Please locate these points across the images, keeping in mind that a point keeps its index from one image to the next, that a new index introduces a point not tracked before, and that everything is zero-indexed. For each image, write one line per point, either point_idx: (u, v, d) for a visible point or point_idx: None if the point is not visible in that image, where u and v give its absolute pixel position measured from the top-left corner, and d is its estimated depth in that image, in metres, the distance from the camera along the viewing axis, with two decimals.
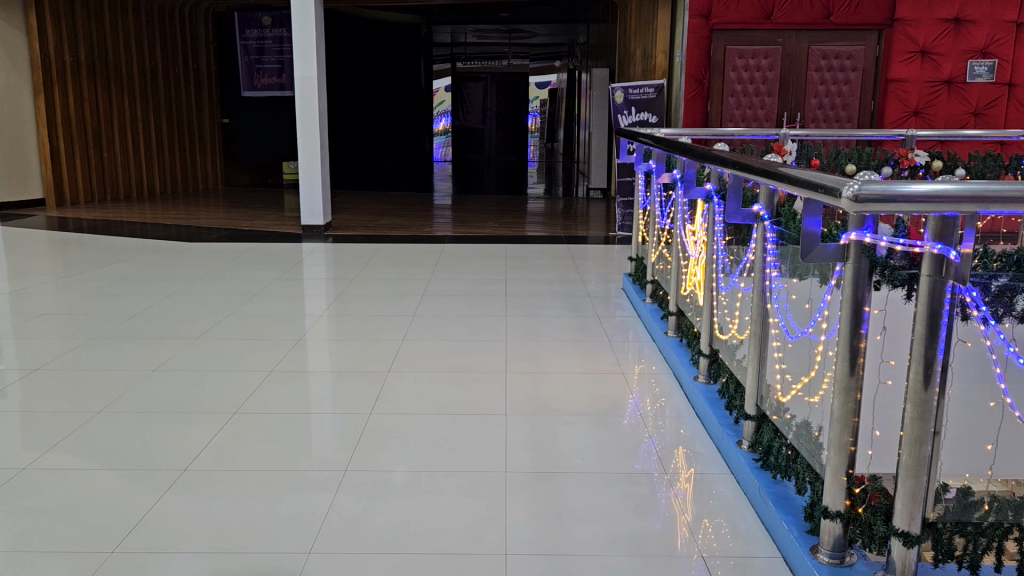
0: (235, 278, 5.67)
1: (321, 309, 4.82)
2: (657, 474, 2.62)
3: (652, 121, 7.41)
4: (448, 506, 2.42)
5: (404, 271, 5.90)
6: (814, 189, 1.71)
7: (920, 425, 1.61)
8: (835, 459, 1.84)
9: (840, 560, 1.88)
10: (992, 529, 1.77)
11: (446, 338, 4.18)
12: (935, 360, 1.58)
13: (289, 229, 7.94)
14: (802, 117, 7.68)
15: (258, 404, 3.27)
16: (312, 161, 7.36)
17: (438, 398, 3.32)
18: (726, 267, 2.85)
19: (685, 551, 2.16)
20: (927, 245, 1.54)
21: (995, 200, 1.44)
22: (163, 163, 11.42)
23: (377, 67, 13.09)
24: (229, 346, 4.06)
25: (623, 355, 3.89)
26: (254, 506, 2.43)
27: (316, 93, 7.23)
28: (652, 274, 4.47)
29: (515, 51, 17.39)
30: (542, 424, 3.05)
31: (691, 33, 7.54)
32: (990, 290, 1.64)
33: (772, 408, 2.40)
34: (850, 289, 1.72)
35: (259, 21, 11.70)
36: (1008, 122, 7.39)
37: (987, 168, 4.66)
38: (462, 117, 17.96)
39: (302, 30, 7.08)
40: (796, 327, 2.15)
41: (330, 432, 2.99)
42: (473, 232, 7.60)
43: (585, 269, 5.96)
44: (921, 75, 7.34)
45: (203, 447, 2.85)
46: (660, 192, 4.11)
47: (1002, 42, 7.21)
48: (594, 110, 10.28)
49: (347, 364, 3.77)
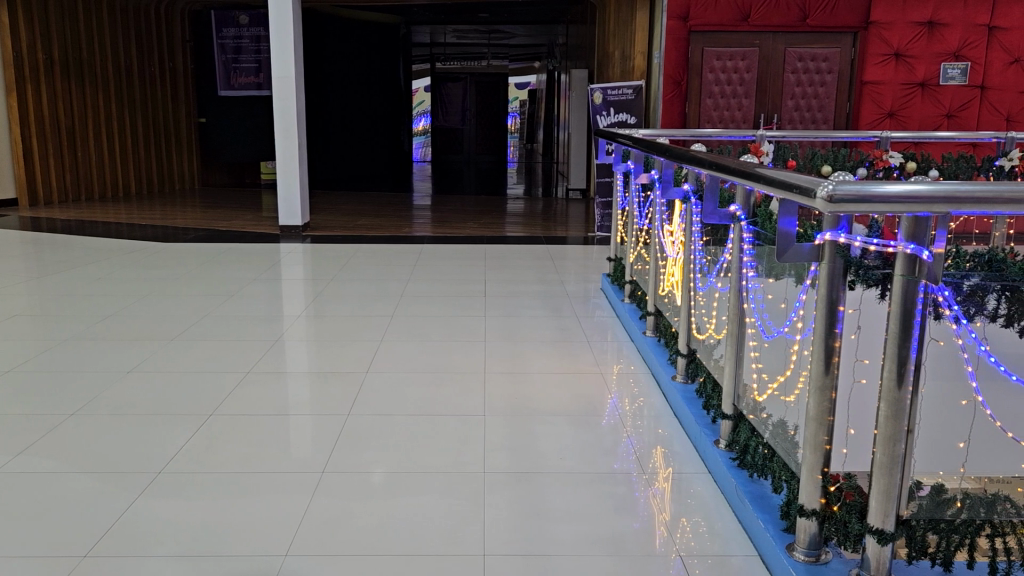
0: (212, 279, 5.63)
1: (299, 309, 4.79)
2: (635, 474, 2.63)
3: (630, 123, 7.42)
4: (427, 507, 2.41)
5: (383, 272, 5.87)
6: (790, 189, 1.72)
7: (894, 423, 1.63)
8: (809, 458, 1.85)
9: (815, 557, 1.89)
10: (965, 526, 1.77)
11: (425, 338, 4.17)
12: (908, 359, 1.60)
13: (267, 229, 7.88)
14: (779, 118, 7.72)
15: (235, 406, 3.24)
16: (290, 162, 7.31)
17: (417, 399, 3.31)
18: (702, 267, 2.86)
19: (663, 550, 2.17)
20: (900, 245, 1.54)
21: (967, 200, 1.46)
22: (139, 162, 11.31)
23: (356, 67, 13.03)
24: (204, 347, 4.03)
25: (601, 355, 3.90)
26: (230, 509, 2.41)
27: (294, 94, 7.18)
28: (630, 275, 4.49)
29: (494, 51, 17.38)
30: (521, 424, 3.05)
31: (669, 35, 7.58)
32: (961, 290, 1.64)
33: (748, 407, 2.41)
34: (825, 289, 1.72)
35: (236, 19, 11.56)
36: (980, 124, 7.52)
37: (960, 169, 4.73)
38: (442, 117, 17.90)
39: (279, 29, 7.03)
40: (772, 327, 2.17)
41: (308, 433, 2.97)
42: (452, 232, 7.60)
43: (564, 269, 5.97)
44: (896, 77, 7.43)
45: (178, 450, 2.82)
46: (638, 192, 4.12)
47: (974, 45, 7.33)
48: (572, 111, 10.31)
49: (326, 365, 3.75)
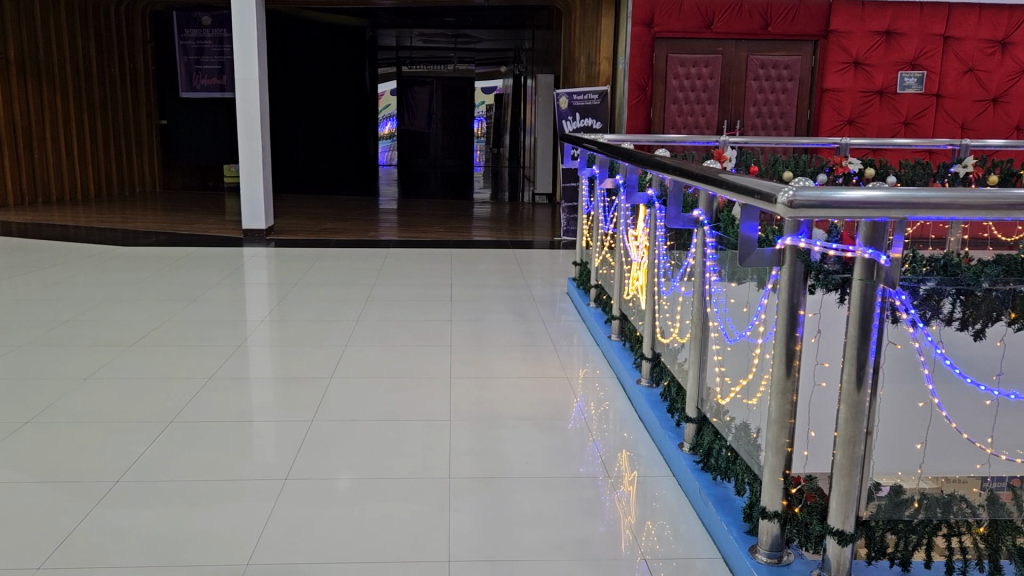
0: (174, 283, 5.54)
1: (263, 314, 4.73)
2: (601, 477, 2.64)
3: (596, 127, 7.47)
4: (391, 513, 2.39)
5: (348, 276, 5.83)
6: (750, 196, 1.75)
7: (854, 425, 1.65)
8: (772, 460, 1.87)
9: (777, 559, 1.91)
10: (922, 526, 1.81)
11: (391, 343, 4.15)
12: (867, 362, 1.63)
13: (230, 232, 7.78)
14: (742, 125, 7.83)
15: (197, 412, 3.19)
16: (253, 165, 7.22)
17: (382, 404, 3.29)
18: (667, 271, 2.88)
19: (629, 553, 2.18)
20: (859, 249, 1.58)
21: (924, 206, 1.50)
22: (98, 164, 11.10)
23: (320, 70, 12.93)
24: (165, 353, 3.96)
25: (567, 359, 3.90)
26: (190, 518, 2.36)
27: (258, 95, 7.10)
28: (596, 279, 4.50)
29: (460, 55, 17.37)
30: (488, 429, 3.04)
31: (634, 41, 7.62)
32: (918, 294, 1.68)
33: (711, 410, 2.43)
34: (785, 293, 1.75)
35: (198, 21, 11.42)
36: (936, 132, 7.68)
37: (917, 175, 4.82)
38: (408, 120, 17.80)
39: (242, 30, 6.96)
40: (735, 330, 2.19)
41: (271, 439, 2.93)
42: (419, 236, 7.57)
43: (530, 274, 5.98)
44: (855, 85, 7.58)
45: (138, 457, 2.77)
46: (603, 197, 4.14)
47: (931, 54, 7.49)
48: (538, 115, 10.35)
49: (290, 370, 3.71)
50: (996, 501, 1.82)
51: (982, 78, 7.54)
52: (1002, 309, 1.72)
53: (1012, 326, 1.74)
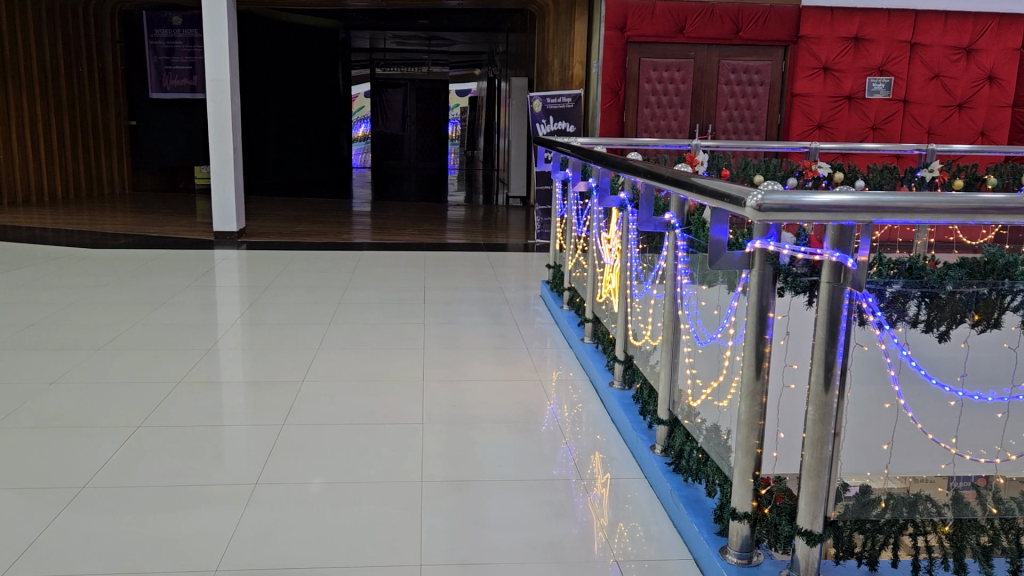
0: (143, 286, 5.47)
1: (234, 317, 4.69)
2: (574, 480, 2.64)
3: (569, 131, 7.50)
4: (364, 517, 2.38)
5: (321, 279, 5.79)
6: (721, 199, 1.77)
7: (822, 426, 1.67)
8: (742, 461, 1.88)
9: (747, 559, 1.92)
10: (889, 526, 1.82)
11: (363, 347, 4.12)
12: (834, 364, 1.65)
13: (201, 234, 7.69)
14: (713, 128, 7.89)
15: (166, 416, 3.15)
16: (224, 166, 7.14)
17: (354, 408, 3.26)
18: (639, 273, 2.90)
19: (602, 555, 2.18)
20: (826, 253, 1.60)
21: (889, 209, 1.52)
22: (66, 164, 10.91)
23: (293, 71, 12.83)
24: (133, 357, 3.90)
25: (540, 362, 3.91)
26: (158, 524, 2.33)
27: (229, 96, 7.03)
28: (569, 282, 4.51)
29: (434, 58, 17.36)
30: (460, 432, 3.03)
31: (607, 45, 7.62)
32: (884, 296, 1.69)
33: (683, 412, 2.44)
34: (755, 295, 1.75)
35: (168, 20, 11.42)
36: (904, 137, 7.80)
37: (885, 180, 4.89)
38: (381, 122, 17.72)
39: (214, 30, 6.90)
40: (706, 332, 2.21)
41: (242, 443, 2.90)
42: (391, 239, 7.54)
43: (504, 277, 5.98)
44: (824, 90, 7.67)
45: (104, 463, 2.72)
46: (577, 200, 4.16)
47: (898, 60, 7.61)
48: (512, 118, 10.38)
49: (261, 374, 3.67)
50: (960, 500, 1.84)
51: (948, 84, 7.68)
52: (966, 311, 1.74)
53: (976, 327, 1.77)
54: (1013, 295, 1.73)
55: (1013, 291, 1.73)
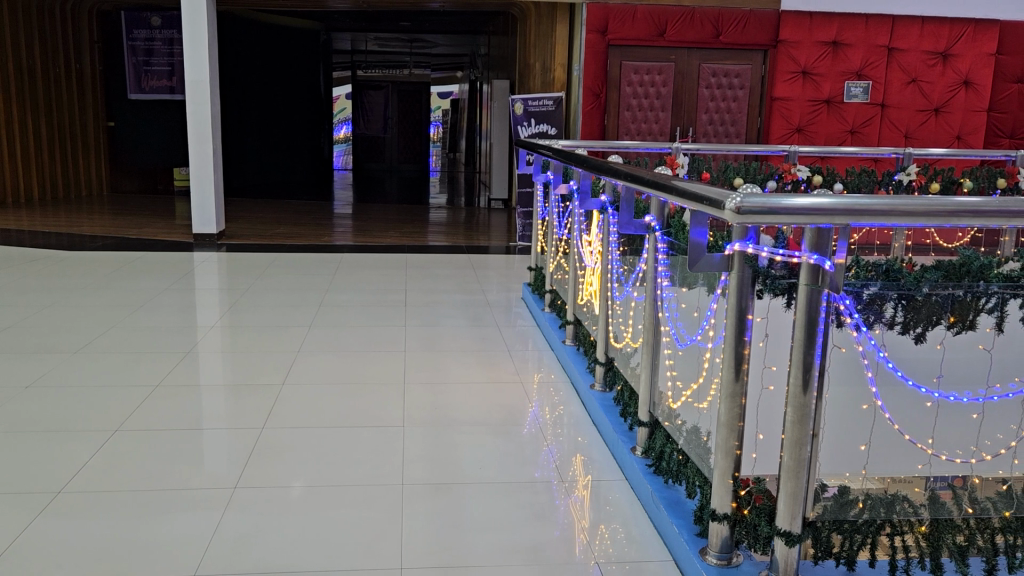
0: (121, 289, 5.41)
1: (213, 320, 4.65)
2: (555, 482, 2.64)
3: (551, 133, 7.51)
4: (345, 521, 2.37)
5: (302, 281, 5.76)
6: (700, 201, 1.78)
7: (800, 427, 1.69)
8: (722, 463, 1.90)
9: (727, 560, 1.93)
10: (867, 526, 1.83)
11: (344, 349, 4.10)
12: (812, 365, 1.66)
13: (180, 237, 7.63)
14: (694, 132, 7.94)
15: (144, 420, 3.12)
16: (204, 168, 7.09)
17: (334, 411, 3.25)
18: (620, 276, 2.91)
19: (582, 557, 2.19)
20: (804, 255, 1.61)
21: (867, 213, 1.54)
22: (43, 166, 10.77)
23: (273, 73, 12.76)
24: (110, 360, 3.86)
25: (522, 364, 3.91)
26: (135, 528, 2.30)
27: (208, 98, 6.98)
28: (551, 284, 4.52)
29: (416, 60, 17.34)
30: (441, 435, 3.02)
31: (588, 48, 7.63)
32: (861, 299, 1.71)
33: (664, 414, 2.45)
34: (735, 296, 1.78)
35: (147, 21, 11.39)
36: (881, 141, 7.89)
37: (862, 183, 4.94)
38: (363, 124, 17.66)
39: (193, 31, 6.85)
40: (686, 334, 2.22)
41: (222, 447, 2.88)
42: (372, 241, 7.51)
43: (486, 279, 5.98)
44: (803, 94, 7.73)
45: (81, 467, 2.69)
46: (558, 202, 4.16)
47: (875, 65, 7.69)
48: (494, 120, 10.38)
49: (242, 377, 3.64)
50: (937, 500, 1.86)
51: (924, 88, 7.77)
52: (942, 313, 1.75)
53: (952, 328, 1.76)
54: (988, 297, 1.75)
55: (987, 293, 1.74)
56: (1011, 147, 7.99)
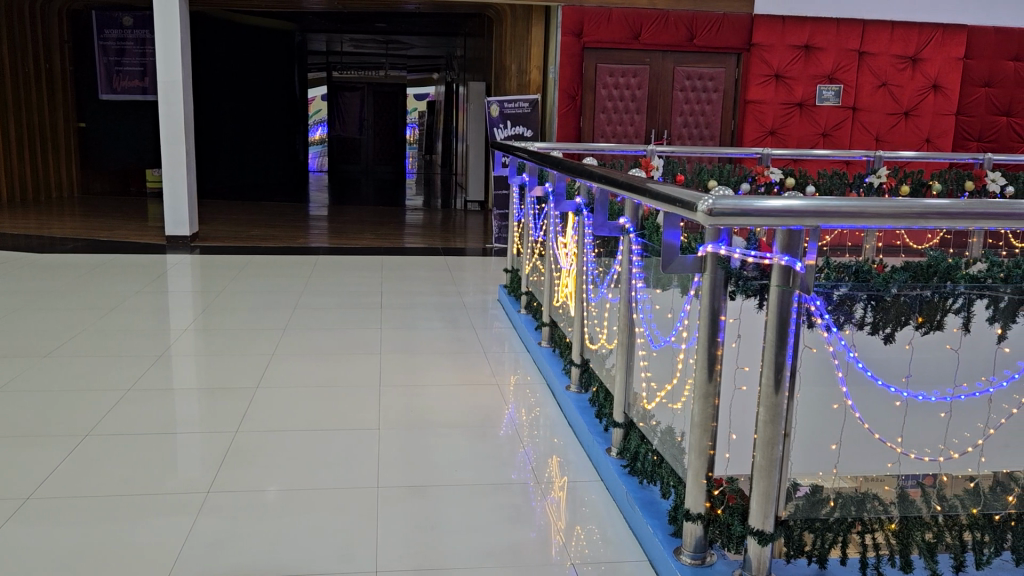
0: (92, 291, 5.34)
1: (186, 323, 4.60)
2: (532, 483, 2.65)
3: (526, 135, 7.52)
4: (321, 525, 2.35)
5: (277, 284, 5.72)
6: (673, 204, 1.79)
7: (773, 427, 1.71)
8: (695, 463, 1.92)
9: (701, 560, 1.95)
10: (838, 524, 1.87)
11: (319, 352, 4.08)
12: (784, 365, 1.68)
13: (152, 239, 7.54)
14: (669, 134, 7.98)
15: (115, 424, 3.08)
16: (177, 169, 7.01)
17: (309, 413, 3.23)
18: (595, 277, 2.92)
19: (559, 558, 2.19)
20: (775, 257, 1.62)
21: (836, 215, 1.56)
22: (11, 167, 10.59)
23: (248, 73, 12.66)
24: (81, 364, 3.80)
25: (499, 366, 3.91)
26: (104, 534, 2.27)
27: (181, 98, 6.91)
28: (526, 286, 4.53)
29: (392, 62, 17.29)
30: (415, 437, 3.01)
31: (563, 50, 7.66)
32: (832, 299, 1.73)
33: (638, 414, 2.47)
34: (707, 298, 1.80)
35: (119, 21, 11.19)
36: (853, 144, 7.99)
37: (834, 185, 5.00)
38: (338, 125, 17.58)
39: (165, 31, 6.77)
40: (660, 336, 2.23)
41: (195, 452, 2.85)
42: (348, 243, 7.47)
43: (462, 281, 5.97)
44: (776, 97, 7.81)
45: (50, 472, 2.65)
46: (533, 205, 4.17)
47: (847, 69, 7.79)
48: (470, 123, 10.38)
49: (216, 380, 3.61)
50: (906, 498, 1.90)
51: (895, 92, 7.88)
52: (910, 313, 1.77)
53: (921, 328, 1.78)
54: (955, 298, 1.76)
55: (956, 293, 1.76)
56: (978, 150, 8.13)
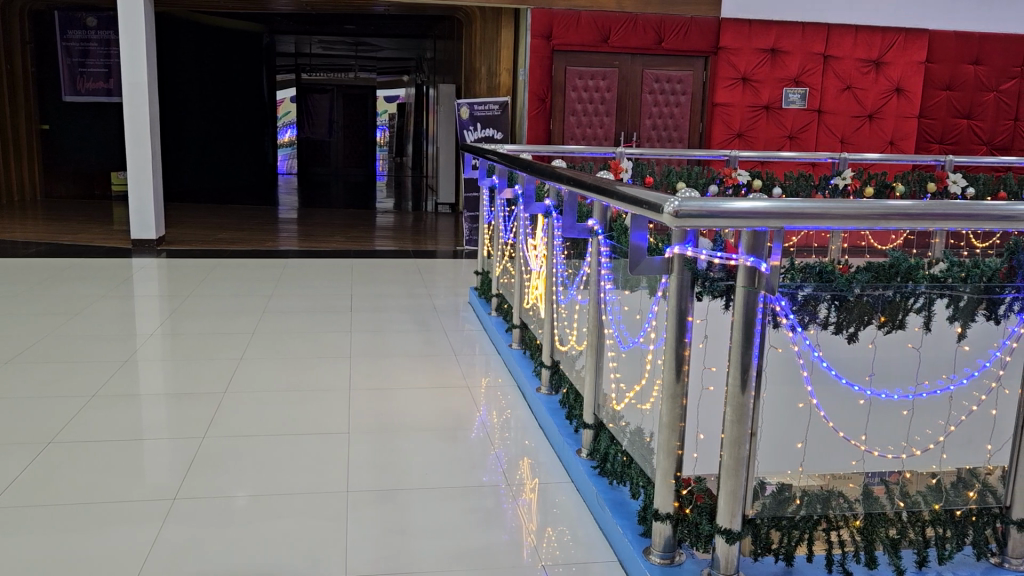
0: (56, 296, 5.25)
1: (152, 328, 4.54)
2: (503, 485, 2.65)
3: (496, 138, 7.53)
4: (290, 530, 2.33)
5: (246, 287, 5.66)
6: (640, 205, 1.80)
7: (739, 426, 1.72)
8: (664, 464, 1.92)
9: (670, 559, 1.96)
10: (804, 522, 1.89)
11: (289, 356, 4.05)
12: (750, 366, 1.70)
13: (118, 242, 7.42)
14: (638, 136, 8.05)
15: (80, 431, 3.03)
16: (142, 172, 6.92)
17: (278, 419, 3.20)
18: (564, 279, 2.93)
19: (530, 560, 2.19)
20: (741, 258, 1.65)
21: (800, 216, 1.57)
22: None
23: (215, 75, 12.52)
24: (43, 370, 3.73)
25: (469, 369, 3.91)
26: (67, 543, 2.23)
27: (146, 101, 6.82)
28: (497, 288, 4.53)
29: (362, 64, 17.22)
30: (385, 441, 3.00)
31: (533, 52, 7.67)
32: (796, 300, 1.75)
33: (608, 416, 2.48)
34: (674, 300, 1.80)
35: (82, 21, 11.16)
36: (818, 146, 8.11)
37: (800, 187, 5.07)
38: (308, 127, 17.46)
39: (129, 32, 6.68)
40: (629, 337, 2.24)
41: (162, 458, 2.81)
42: (318, 247, 7.42)
43: (433, 283, 5.96)
44: (743, 100, 7.90)
45: (12, 480, 2.60)
46: (503, 206, 4.17)
47: (812, 72, 7.90)
48: (441, 125, 10.36)
49: (183, 386, 3.57)
50: (871, 495, 1.93)
51: (859, 95, 8.01)
52: (873, 313, 1.80)
53: (882, 328, 1.81)
54: (916, 297, 1.79)
55: (917, 293, 1.79)
56: (940, 152, 8.27)
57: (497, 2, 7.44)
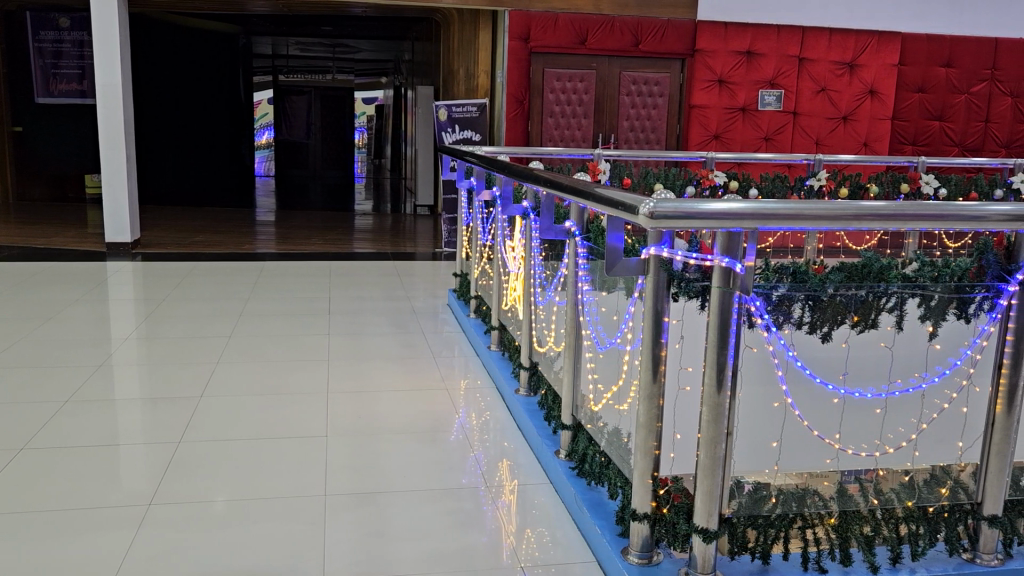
0: (30, 301, 5.18)
1: (127, 332, 4.49)
2: (482, 487, 2.65)
3: (474, 139, 7.53)
4: (268, 533, 2.32)
5: (223, 290, 5.62)
6: (616, 207, 1.81)
7: (715, 426, 1.73)
8: (641, 464, 1.93)
9: (647, 559, 1.97)
10: (780, 520, 1.92)
11: (266, 359, 4.02)
12: (726, 365, 1.71)
13: (92, 246, 7.35)
14: (616, 138, 8.08)
15: (52, 437, 2.98)
16: (116, 174, 6.84)
17: (256, 423, 3.17)
18: (542, 281, 2.94)
19: (509, 562, 2.19)
20: (716, 258, 1.66)
21: (774, 217, 1.58)
22: None
23: (190, 76, 12.41)
24: (15, 376, 3.67)
25: (448, 371, 3.90)
26: (42, 550, 2.20)
27: (121, 102, 6.75)
28: (476, 290, 4.52)
29: (339, 66, 17.14)
30: (364, 444, 2.99)
31: (510, 54, 7.68)
32: (771, 300, 1.77)
33: (586, 416, 2.49)
34: (650, 301, 1.81)
35: (54, 22, 10.91)
36: (794, 147, 8.19)
37: (776, 189, 5.12)
38: (285, 129, 17.37)
39: (102, 33, 6.61)
40: (606, 337, 2.25)
41: (138, 463, 2.78)
42: (295, 249, 7.38)
43: (411, 286, 5.94)
44: (720, 102, 7.96)
45: None
46: (482, 208, 4.17)
47: (787, 74, 7.97)
48: (419, 126, 10.35)
49: (159, 390, 3.53)
50: (845, 493, 1.95)
51: (833, 97, 8.10)
52: (846, 312, 1.81)
53: (855, 327, 1.83)
54: (888, 297, 1.82)
55: (889, 293, 1.81)
56: (913, 153, 8.38)
57: (475, 4, 7.44)
